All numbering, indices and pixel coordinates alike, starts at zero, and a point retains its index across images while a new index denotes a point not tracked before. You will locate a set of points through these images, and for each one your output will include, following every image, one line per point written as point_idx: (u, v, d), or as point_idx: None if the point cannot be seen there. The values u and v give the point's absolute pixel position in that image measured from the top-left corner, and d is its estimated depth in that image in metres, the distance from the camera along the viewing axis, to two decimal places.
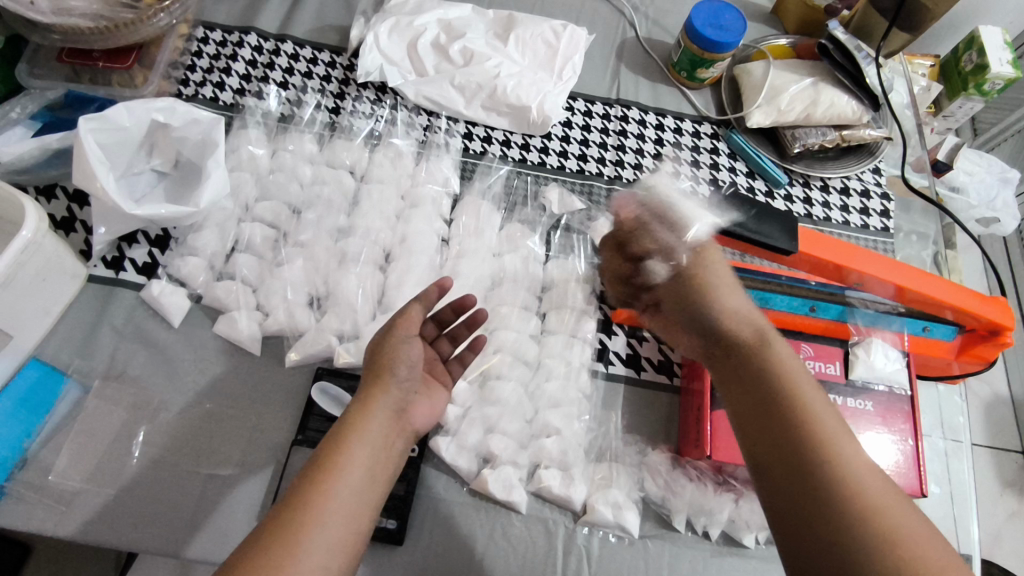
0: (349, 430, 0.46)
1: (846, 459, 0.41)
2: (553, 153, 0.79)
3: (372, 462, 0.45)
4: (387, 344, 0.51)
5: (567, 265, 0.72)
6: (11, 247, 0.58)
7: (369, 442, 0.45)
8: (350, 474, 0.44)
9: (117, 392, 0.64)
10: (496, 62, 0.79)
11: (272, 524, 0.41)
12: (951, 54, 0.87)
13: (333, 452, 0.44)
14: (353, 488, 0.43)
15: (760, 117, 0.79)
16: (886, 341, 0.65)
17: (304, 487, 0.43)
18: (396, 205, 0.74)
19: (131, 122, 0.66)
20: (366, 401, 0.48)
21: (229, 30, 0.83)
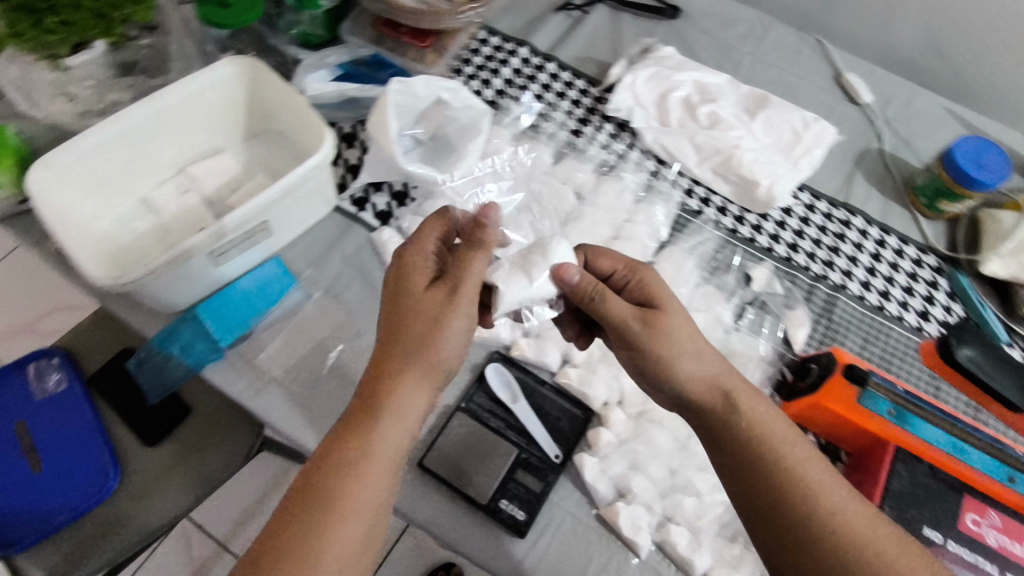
0: (387, 384, 0.50)
1: (832, 511, 0.50)
2: (766, 234, 0.80)
3: (412, 417, 0.51)
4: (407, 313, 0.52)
5: (752, 343, 0.72)
6: (307, 162, 0.66)
7: (406, 402, 0.50)
8: (383, 433, 0.49)
9: (330, 310, 0.73)
10: (739, 134, 0.82)
11: (308, 487, 0.48)
12: None
13: (368, 413, 0.50)
14: (388, 445, 0.49)
15: (997, 267, 0.76)
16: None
17: (336, 448, 0.49)
18: (606, 233, 0.78)
19: (423, 93, 0.76)
20: (389, 360, 0.51)
21: (506, 39, 0.92)
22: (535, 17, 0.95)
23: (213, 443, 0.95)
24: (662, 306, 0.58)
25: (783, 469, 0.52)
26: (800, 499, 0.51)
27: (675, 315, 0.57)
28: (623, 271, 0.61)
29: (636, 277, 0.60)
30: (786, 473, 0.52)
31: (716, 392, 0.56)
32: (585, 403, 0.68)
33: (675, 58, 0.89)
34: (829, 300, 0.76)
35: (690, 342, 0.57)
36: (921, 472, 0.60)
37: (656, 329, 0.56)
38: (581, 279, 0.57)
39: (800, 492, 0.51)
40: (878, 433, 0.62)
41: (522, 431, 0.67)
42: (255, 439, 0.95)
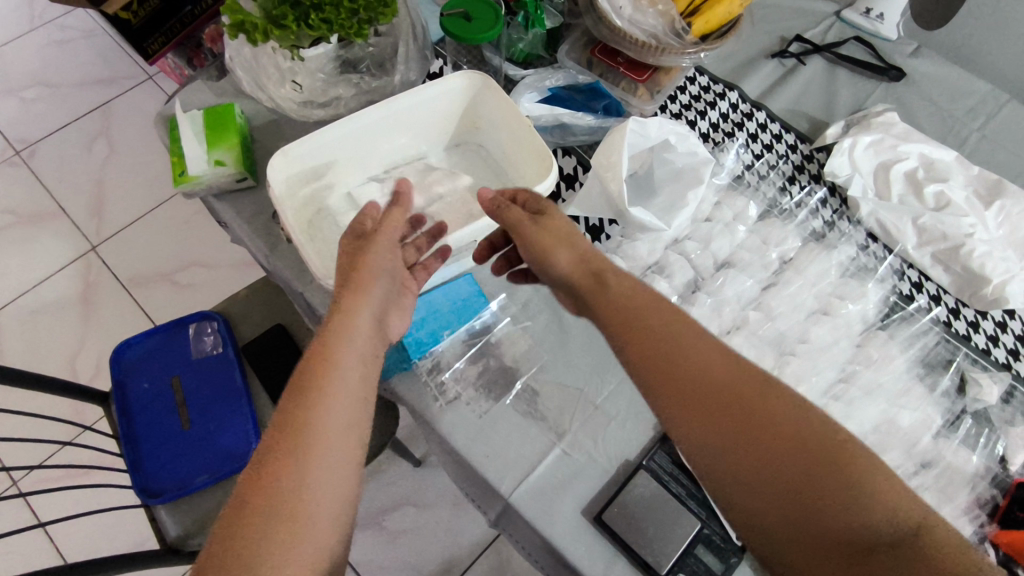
0: (320, 365, 0.50)
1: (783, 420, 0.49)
2: (983, 333, 0.73)
3: (356, 382, 0.51)
4: (366, 259, 0.57)
5: (964, 455, 0.66)
6: (544, 182, 0.67)
7: (344, 379, 0.51)
8: (330, 408, 0.49)
9: (517, 337, 0.72)
10: (971, 222, 0.75)
11: (254, 499, 0.44)
12: None
13: (301, 402, 0.48)
14: (341, 416, 0.49)
15: None
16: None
17: (279, 447, 0.46)
18: (809, 305, 0.73)
19: (654, 135, 0.75)
20: (323, 354, 0.51)
21: (714, 80, 0.89)
22: (746, 62, 0.91)
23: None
24: (546, 212, 0.62)
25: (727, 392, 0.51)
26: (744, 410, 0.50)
27: (563, 228, 0.62)
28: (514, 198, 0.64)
29: (526, 197, 0.63)
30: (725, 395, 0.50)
31: (588, 270, 0.60)
32: None
33: (901, 126, 0.84)
34: None
35: (574, 237, 0.61)
36: None
37: (539, 225, 0.61)
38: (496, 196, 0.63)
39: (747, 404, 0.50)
40: None
41: (704, 504, 0.62)
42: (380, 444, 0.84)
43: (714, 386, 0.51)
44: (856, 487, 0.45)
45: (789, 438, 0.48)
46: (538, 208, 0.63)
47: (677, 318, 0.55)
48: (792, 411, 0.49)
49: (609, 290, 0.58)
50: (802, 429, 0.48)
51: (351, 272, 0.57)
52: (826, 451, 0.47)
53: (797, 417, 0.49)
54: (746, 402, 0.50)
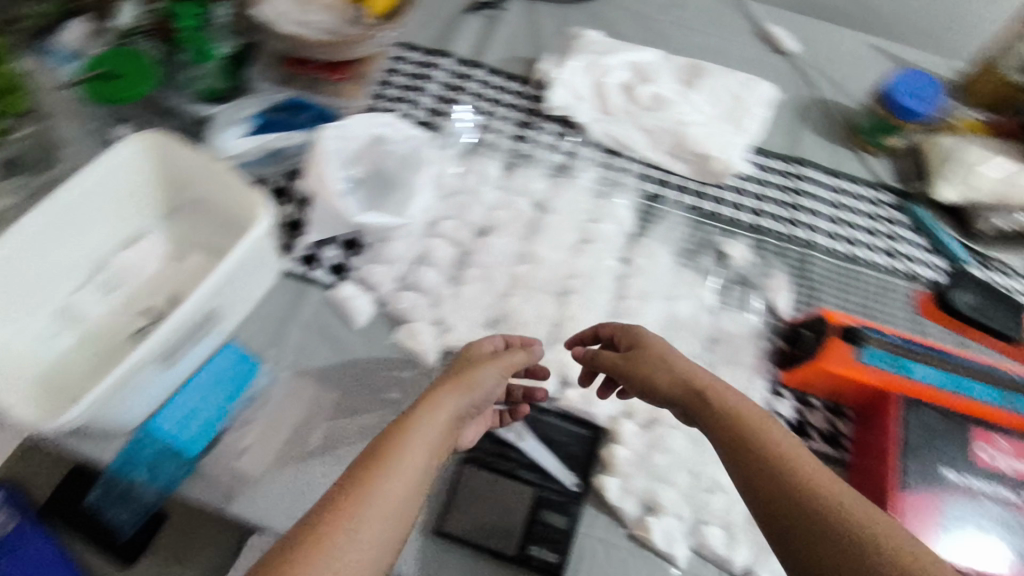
0: (399, 429, 0.49)
1: (837, 488, 0.45)
2: (728, 204, 0.79)
3: (427, 453, 0.48)
4: (456, 370, 0.55)
5: (742, 320, 0.72)
6: (251, 231, 0.61)
7: (400, 475, 0.46)
8: (392, 476, 0.45)
9: (304, 384, 0.66)
10: (682, 110, 0.81)
11: (310, 535, 0.42)
12: None
13: (378, 456, 0.47)
14: (398, 482, 0.45)
15: (950, 193, 0.78)
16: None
17: (340, 495, 0.44)
18: (573, 237, 0.75)
19: (358, 133, 0.74)
20: (388, 441, 0.48)
21: (424, 53, 0.87)
22: (451, 24, 0.91)
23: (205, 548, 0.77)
24: (695, 370, 0.55)
25: (769, 456, 0.48)
26: (767, 450, 0.48)
27: (654, 352, 0.57)
28: (612, 333, 0.62)
29: (633, 331, 0.60)
30: (770, 458, 0.48)
31: (693, 385, 0.54)
32: (591, 420, 0.66)
33: (603, 41, 0.87)
34: (802, 258, 0.77)
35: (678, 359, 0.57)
36: (931, 420, 0.61)
37: (635, 365, 0.58)
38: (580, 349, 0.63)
39: (770, 455, 0.48)
40: (880, 386, 0.63)
41: (535, 467, 0.63)
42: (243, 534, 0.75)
43: (754, 465, 0.48)
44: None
45: (804, 517, 0.44)
46: (639, 358, 0.58)
47: (772, 428, 0.50)
48: (798, 476, 0.46)
49: (665, 388, 0.55)
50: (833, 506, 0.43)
51: (461, 363, 0.58)
52: (837, 516, 0.43)
53: (813, 490, 0.45)
54: (807, 467, 0.47)
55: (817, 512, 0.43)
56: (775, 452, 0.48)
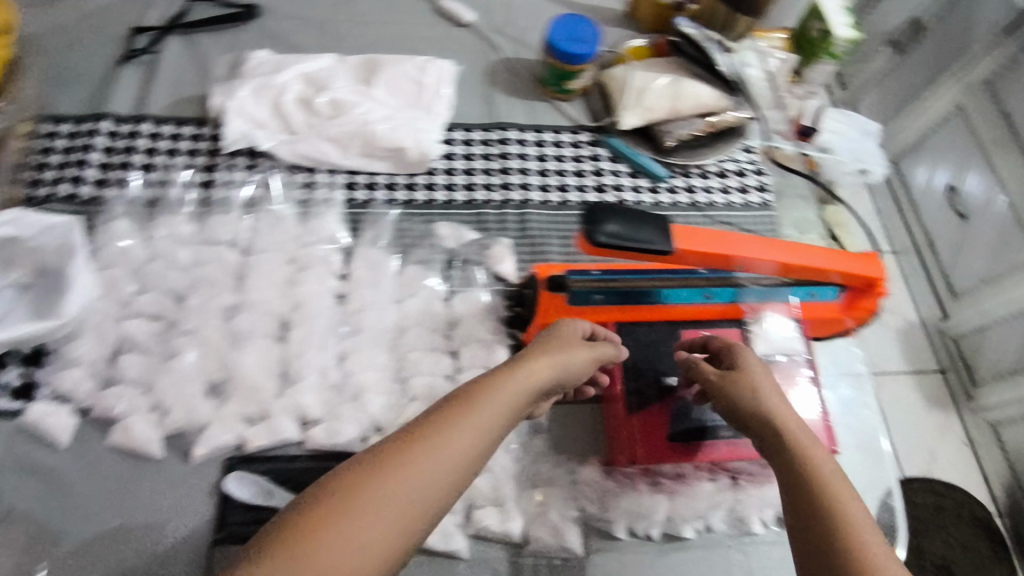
0: (494, 392, 0.45)
1: (824, 479, 0.46)
2: (440, 188, 0.80)
3: (510, 416, 0.46)
4: (558, 345, 0.53)
5: (472, 298, 0.73)
6: None
7: (437, 460, 0.40)
8: (461, 427, 0.42)
9: (9, 532, 0.58)
10: (365, 109, 0.79)
11: (312, 517, 0.37)
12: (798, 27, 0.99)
13: (446, 421, 0.43)
14: (475, 443, 0.42)
15: (632, 119, 0.82)
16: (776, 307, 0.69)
17: (386, 457, 0.40)
18: (285, 271, 0.72)
19: None
20: (424, 425, 0.42)
21: (76, 121, 0.78)
22: (102, 81, 0.82)
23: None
24: (745, 366, 0.55)
25: (802, 457, 0.48)
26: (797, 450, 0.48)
27: (711, 371, 0.56)
28: (724, 347, 0.59)
29: (732, 348, 0.58)
30: (801, 453, 0.48)
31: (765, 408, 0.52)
32: (344, 450, 0.65)
33: (270, 59, 0.83)
34: (521, 219, 0.79)
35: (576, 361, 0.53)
36: (643, 334, 0.67)
37: (730, 379, 0.55)
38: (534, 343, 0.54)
39: (805, 454, 0.48)
40: (598, 319, 0.67)
41: None
42: None
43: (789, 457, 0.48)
44: (847, 541, 0.42)
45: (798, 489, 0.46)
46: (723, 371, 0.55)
47: (780, 402, 0.52)
48: (801, 448, 0.48)
49: (744, 413, 0.52)
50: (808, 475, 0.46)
51: (538, 343, 0.54)
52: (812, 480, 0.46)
53: (808, 457, 0.48)
54: (796, 460, 0.48)
55: (793, 486, 0.47)
56: (789, 433, 0.50)
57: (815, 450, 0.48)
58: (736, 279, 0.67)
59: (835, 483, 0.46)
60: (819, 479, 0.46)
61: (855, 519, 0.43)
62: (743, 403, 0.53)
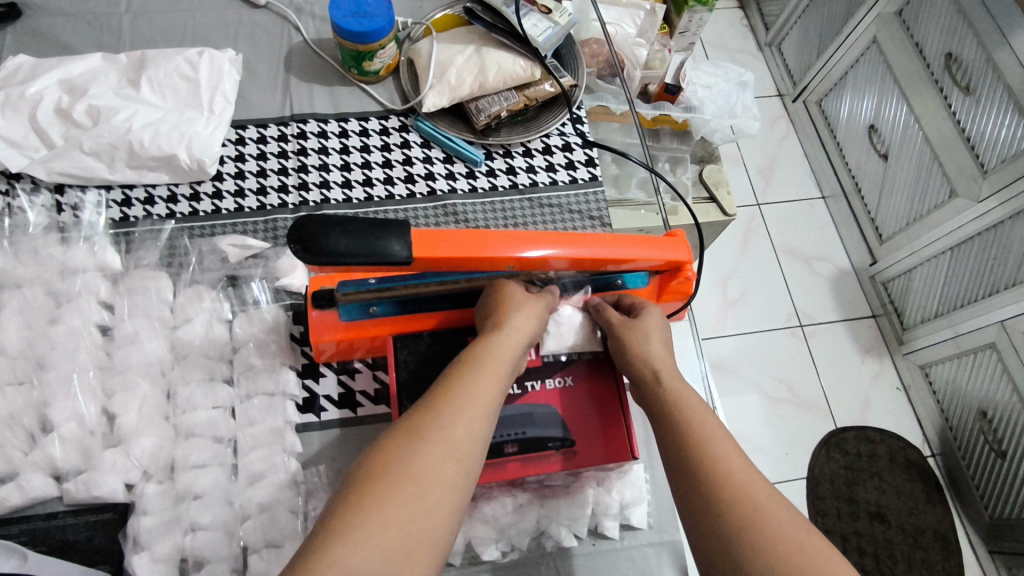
0: (478, 359, 0.52)
1: (707, 439, 0.48)
2: (228, 195, 0.72)
3: (500, 379, 0.51)
4: (516, 306, 0.57)
5: (256, 315, 0.66)
6: None
7: (439, 432, 0.45)
8: (461, 398, 0.48)
9: None
10: (126, 114, 0.70)
11: (348, 505, 0.41)
12: None
13: (455, 395, 0.48)
14: (476, 403, 0.48)
15: (436, 98, 0.75)
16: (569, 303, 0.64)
17: (398, 434, 0.46)
18: (46, 307, 0.64)
19: None
20: (421, 412, 0.47)
21: None
22: None
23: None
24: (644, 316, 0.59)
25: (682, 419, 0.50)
26: (676, 415, 0.51)
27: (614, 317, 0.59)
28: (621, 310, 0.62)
29: (637, 302, 0.61)
30: (682, 416, 0.51)
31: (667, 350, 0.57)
32: (108, 501, 0.58)
33: (26, 66, 0.74)
34: None
35: (528, 326, 0.56)
36: (423, 346, 0.60)
37: (629, 326, 0.58)
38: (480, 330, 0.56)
39: (688, 421, 0.50)
40: (377, 333, 0.61)
41: None
42: None
43: (674, 420, 0.51)
44: (702, 466, 0.47)
45: (667, 437, 0.50)
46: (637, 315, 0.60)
47: (665, 351, 0.57)
48: (673, 395, 0.53)
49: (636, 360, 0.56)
50: (673, 418, 0.51)
51: (492, 309, 0.57)
52: (693, 445, 0.48)
53: (682, 408, 0.51)
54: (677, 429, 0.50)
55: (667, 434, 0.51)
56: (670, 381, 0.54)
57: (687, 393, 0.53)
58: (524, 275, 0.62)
59: (704, 420, 0.50)
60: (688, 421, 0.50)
61: (712, 443, 0.48)
62: (649, 359, 0.56)
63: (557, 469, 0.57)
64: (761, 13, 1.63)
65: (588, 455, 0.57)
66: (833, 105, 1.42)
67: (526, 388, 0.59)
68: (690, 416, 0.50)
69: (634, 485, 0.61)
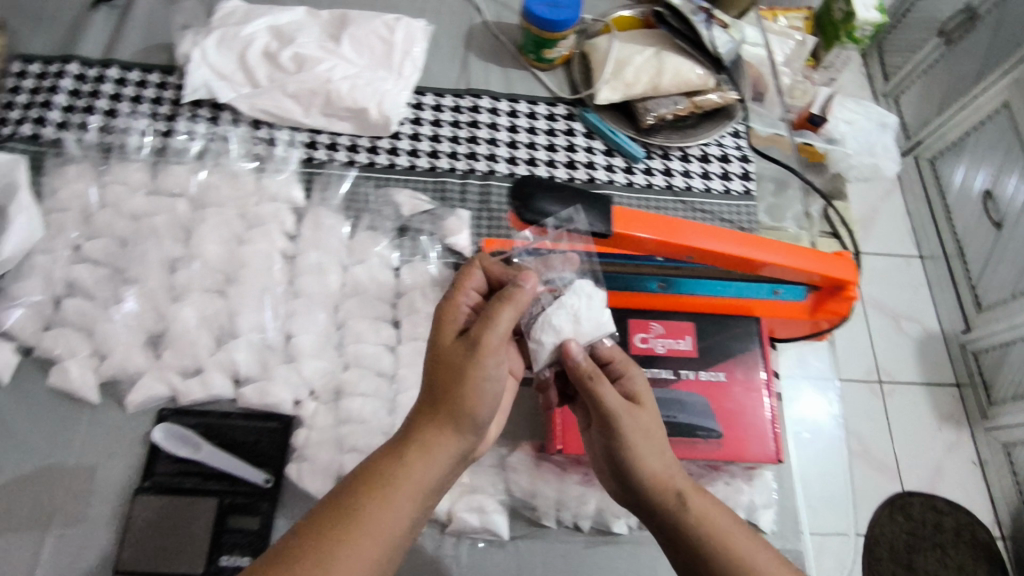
0: (415, 451, 0.44)
1: (726, 534, 0.45)
2: (403, 153, 0.77)
3: (418, 501, 0.44)
4: (468, 354, 0.45)
5: (422, 268, 0.70)
6: None
7: (345, 560, 0.40)
8: (381, 509, 0.42)
9: None
10: (328, 65, 0.76)
11: None
12: (823, 8, 1.13)
13: (362, 537, 0.41)
14: (398, 515, 0.43)
15: (609, 93, 0.78)
16: (713, 321, 0.65)
17: (301, 546, 0.40)
18: (235, 227, 0.70)
19: None
20: (335, 519, 0.41)
21: (49, 61, 0.79)
22: (77, 25, 0.83)
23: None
24: (642, 400, 0.51)
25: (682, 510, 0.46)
26: (671, 504, 0.46)
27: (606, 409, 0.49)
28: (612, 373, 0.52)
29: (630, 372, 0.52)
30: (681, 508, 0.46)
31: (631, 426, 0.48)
32: (276, 411, 0.64)
33: (239, 10, 0.80)
34: (483, 191, 0.75)
35: (489, 385, 0.46)
36: None
37: (635, 427, 0.48)
38: (428, 363, 0.47)
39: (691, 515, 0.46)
40: None
41: (220, 475, 0.61)
42: None
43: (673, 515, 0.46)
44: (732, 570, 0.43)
45: None
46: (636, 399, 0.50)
47: (665, 447, 0.49)
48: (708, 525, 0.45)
49: (649, 481, 0.47)
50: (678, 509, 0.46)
51: (439, 349, 0.47)
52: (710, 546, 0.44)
53: (734, 550, 0.44)
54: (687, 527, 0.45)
55: None
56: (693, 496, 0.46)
57: (715, 511, 0.46)
58: (691, 269, 0.65)
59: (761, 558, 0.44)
60: (747, 563, 0.44)
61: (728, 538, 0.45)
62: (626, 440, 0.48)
63: (699, 455, 0.59)
64: (879, 59, 1.39)
65: (738, 449, 0.60)
66: (946, 167, 1.21)
67: (680, 376, 0.62)
68: (711, 522, 0.45)
69: (764, 490, 0.63)
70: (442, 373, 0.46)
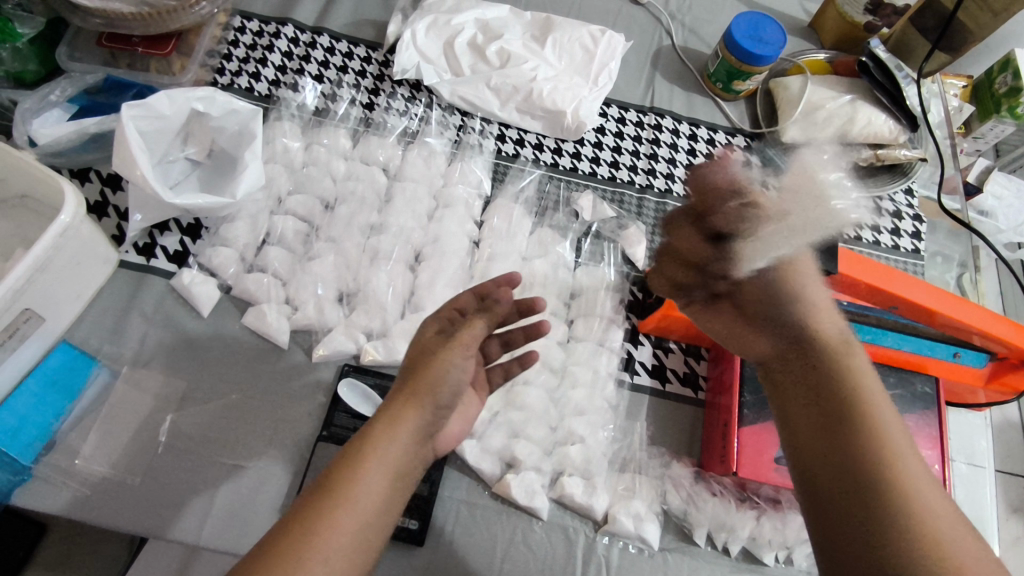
0: (393, 429, 0.44)
1: (868, 399, 0.45)
2: (586, 159, 0.79)
3: (393, 481, 0.43)
4: (435, 355, 0.47)
5: (600, 272, 0.73)
6: (49, 231, 0.59)
7: (336, 535, 0.39)
8: (373, 484, 0.42)
9: (146, 379, 0.65)
10: (532, 65, 0.79)
11: None
12: (985, 76, 0.97)
13: (325, 497, 0.41)
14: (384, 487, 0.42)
15: (795, 133, 0.79)
16: (888, 372, 0.66)
17: (296, 522, 0.40)
18: (428, 205, 0.74)
19: (172, 111, 0.67)
20: (326, 496, 0.41)
21: (266, 21, 0.83)
22: None
23: (84, 561, 0.73)
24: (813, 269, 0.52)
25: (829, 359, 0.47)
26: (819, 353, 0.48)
27: (725, 249, 0.53)
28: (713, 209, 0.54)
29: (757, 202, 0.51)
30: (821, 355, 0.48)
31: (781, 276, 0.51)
32: None
33: None
34: (659, 209, 0.78)
35: (451, 376, 0.46)
36: None
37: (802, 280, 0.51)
38: (406, 365, 0.48)
39: (836, 369, 0.47)
40: None
41: None
42: (134, 546, 0.74)
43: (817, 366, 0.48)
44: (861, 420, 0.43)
45: (840, 438, 0.43)
46: (751, 210, 0.53)
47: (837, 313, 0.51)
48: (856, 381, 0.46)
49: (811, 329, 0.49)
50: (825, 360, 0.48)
51: (420, 353, 0.48)
52: (843, 395, 0.45)
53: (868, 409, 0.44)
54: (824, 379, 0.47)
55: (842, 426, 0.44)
56: (836, 352, 0.48)
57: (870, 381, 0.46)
58: (875, 318, 0.66)
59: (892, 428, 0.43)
60: (876, 423, 0.43)
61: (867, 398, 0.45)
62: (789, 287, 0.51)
63: None
64: None
65: None
66: None
67: None
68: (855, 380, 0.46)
69: None
70: (418, 369, 0.47)
